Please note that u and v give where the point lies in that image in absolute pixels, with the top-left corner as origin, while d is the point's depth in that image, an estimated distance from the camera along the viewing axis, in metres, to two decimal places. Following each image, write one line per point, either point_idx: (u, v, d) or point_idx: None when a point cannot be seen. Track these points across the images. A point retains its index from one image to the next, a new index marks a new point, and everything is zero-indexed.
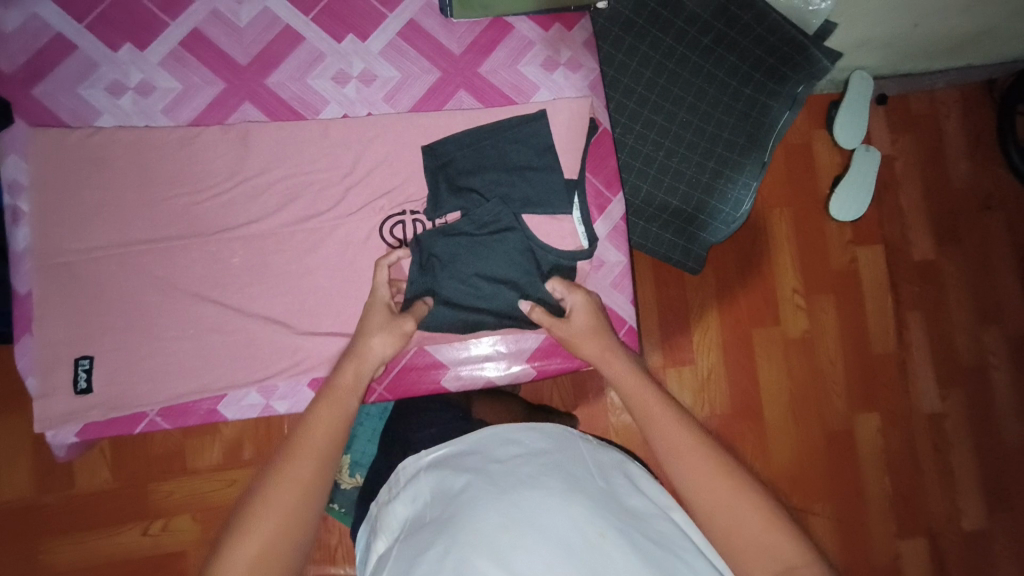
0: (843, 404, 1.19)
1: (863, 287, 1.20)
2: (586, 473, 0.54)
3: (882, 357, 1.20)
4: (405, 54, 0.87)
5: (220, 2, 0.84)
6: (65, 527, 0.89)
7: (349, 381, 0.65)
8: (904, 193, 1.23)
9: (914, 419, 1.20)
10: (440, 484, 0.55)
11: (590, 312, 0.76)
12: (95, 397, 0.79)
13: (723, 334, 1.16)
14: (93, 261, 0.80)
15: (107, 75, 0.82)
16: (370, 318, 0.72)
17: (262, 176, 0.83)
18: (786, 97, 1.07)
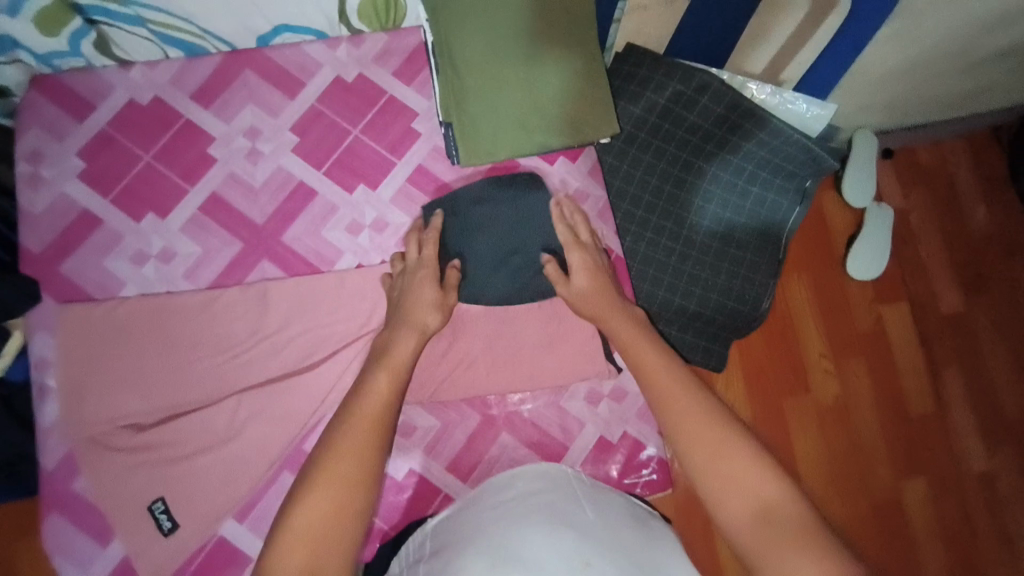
0: (889, 471, 1.12)
1: (893, 346, 1.16)
2: (573, 504, 0.70)
3: (923, 418, 1.14)
4: (416, 198, 0.90)
5: (237, 165, 0.88)
6: None
7: (406, 342, 0.74)
8: (922, 246, 1.21)
9: (963, 481, 1.14)
10: (443, 539, 0.70)
11: (589, 270, 0.83)
12: (120, 570, 0.77)
13: (754, 408, 1.11)
14: (119, 431, 0.79)
15: (131, 246, 0.85)
16: (418, 289, 0.79)
17: (281, 333, 0.83)
18: (795, 192, 1.08)
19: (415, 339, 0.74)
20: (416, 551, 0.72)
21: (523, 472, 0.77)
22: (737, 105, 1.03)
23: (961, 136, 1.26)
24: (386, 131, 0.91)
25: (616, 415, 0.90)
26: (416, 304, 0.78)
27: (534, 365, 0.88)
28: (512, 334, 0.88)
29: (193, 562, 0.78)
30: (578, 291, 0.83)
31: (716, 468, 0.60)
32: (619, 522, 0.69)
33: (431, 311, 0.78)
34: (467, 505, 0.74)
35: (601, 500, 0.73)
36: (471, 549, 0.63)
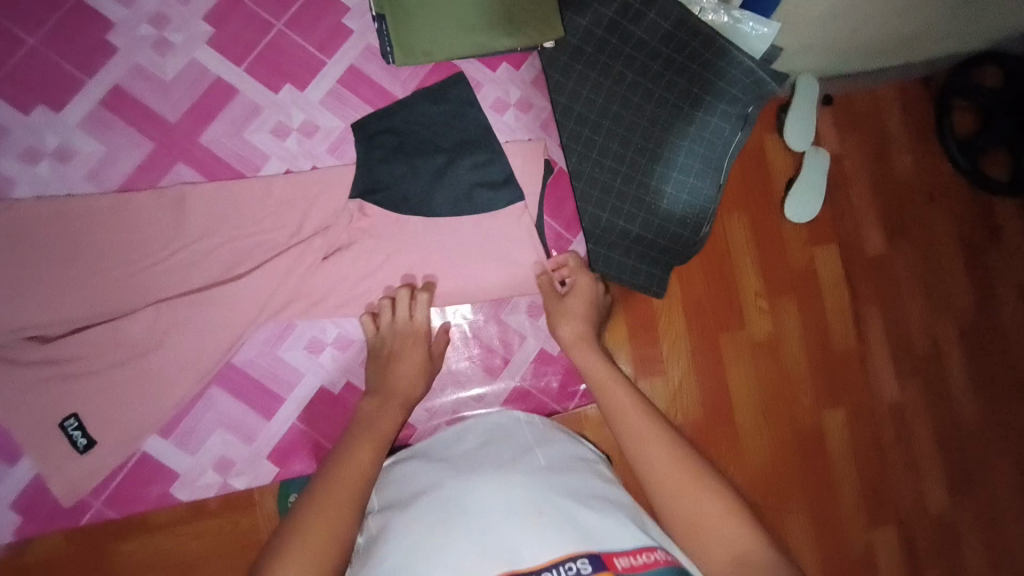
0: (811, 400, 1.20)
1: (822, 284, 1.22)
2: (524, 451, 0.71)
3: (844, 351, 1.22)
4: (348, 102, 0.84)
5: (142, 57, 0.79)
6: None
7: (391, 413, 0.72)
8: (854, 190, 1.25)
9: (877, 407, 1.23)
10: (391, 495, 0.68)
11: (587, 306, 0.83)
12: (31, 488, 0.74)
13: (692, 339, 1.15)
14: (17, 343, 0.72)
15: (20, 142, 0.76)
16: (405, 358, 0.78)
17: (203, 241, 0.77)
18: (738, 117, 1.07)
19: (399, 410, 0.73)
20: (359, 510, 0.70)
21: (474, 425, 0.77)
22: (684, 21, 1.02)
23: (897, 83, 1.28)
24: (315, 26, 0.83)
25: None
26: (402, 374, 0.76)
27: (477, 281, 0.85)
28: (452, 245, 0.83)
29: (115, 477, 0.76)
30: (565, 321, 0.82)
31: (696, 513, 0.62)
32: (570, 464, 0.70)
33: (416, 380, 0.77)
34: (413, 459, 0.74)
35: (553, 442, 0.74)
36: (426, 498, 0.64)
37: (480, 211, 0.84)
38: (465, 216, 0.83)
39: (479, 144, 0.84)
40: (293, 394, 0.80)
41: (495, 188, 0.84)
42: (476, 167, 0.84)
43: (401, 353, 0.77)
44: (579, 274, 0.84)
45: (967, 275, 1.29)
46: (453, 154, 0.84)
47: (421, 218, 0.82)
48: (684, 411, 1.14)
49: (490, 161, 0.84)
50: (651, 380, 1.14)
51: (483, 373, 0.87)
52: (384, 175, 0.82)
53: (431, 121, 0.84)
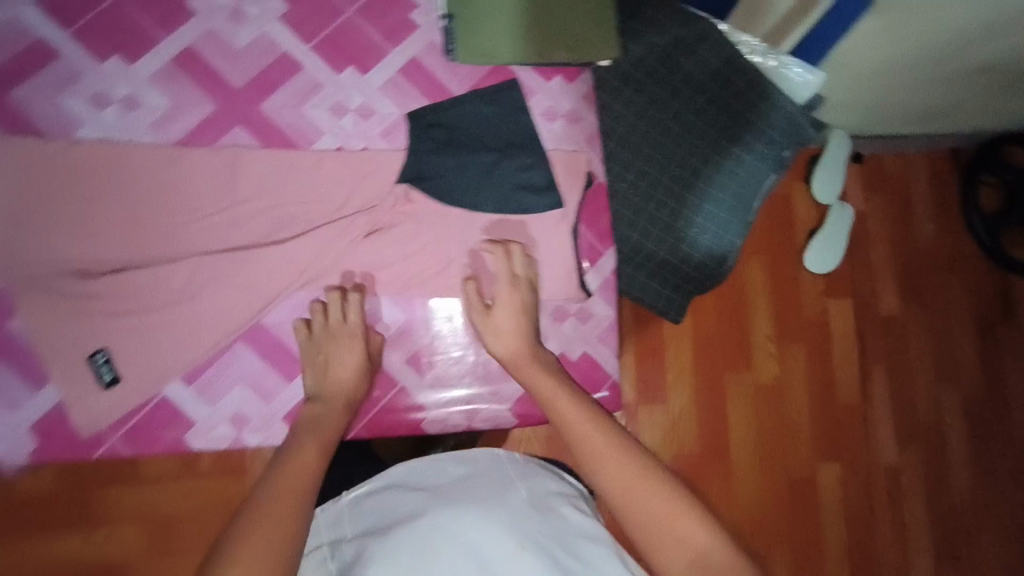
0: (808, 452, 1.20)
1: (832, 337, 1.23)
2: (505, 486, 0.70)
3: (846, 407, 1.22)
4: (405, 90, 0.87)
5: (216, 23, 0.82)
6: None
7: (335, 415, 0.74)
8: (874, 249, 1.27)
9: (873, 468, 1.23)
10: (369, 521, 0.69)
11: (515, 318, 0.80)
12: (51, 415, 0.75)
13: (696, 375, 1.16)
14: (61, 277, 0.75)
15: (91, 86, 0.79)
16: (343, 361, 0.77)
17: (249, 203, 0.80)
18: (773, 159, 1.08)
19: (342, 410, 0.75)
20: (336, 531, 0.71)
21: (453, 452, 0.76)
22: (732, 60, 1.05)
23: (925, 151, 1.31)
24: (383, 14, 0.87)
25: (581, 335, 0.88)
26: (337, 377, 0.77)
27: (510, 278, 0.86)
28: (487, 241, 0.85)
29: (134, 416, 0.77)
30: (497, 335, 0.80)
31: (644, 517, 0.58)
32: (547, 503, 0.69)
33: (356, 381, 0.77)
34: (392, 485, 0.73)
35: (534, 478, 0.73)
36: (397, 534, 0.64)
37: (520, 212, 0.86)
38: (505, 214, 0.86)
39: (526, 147, 0.87)
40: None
41: (537, 191, 0.86)
42: (521, 169, 0.86)
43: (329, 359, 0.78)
44: (501, 283, 0.82)
45: (976, 348, 1.29)
46: (501, 154, 0.86)
47: (463, 212, 0.85)
48: (682, 444, 1.14)
49: (534, 166, 0.87)
50: (652, 409, 1.14)
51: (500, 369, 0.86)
52: (431, 167, 0.85)
53: (483, 120, 0.87)
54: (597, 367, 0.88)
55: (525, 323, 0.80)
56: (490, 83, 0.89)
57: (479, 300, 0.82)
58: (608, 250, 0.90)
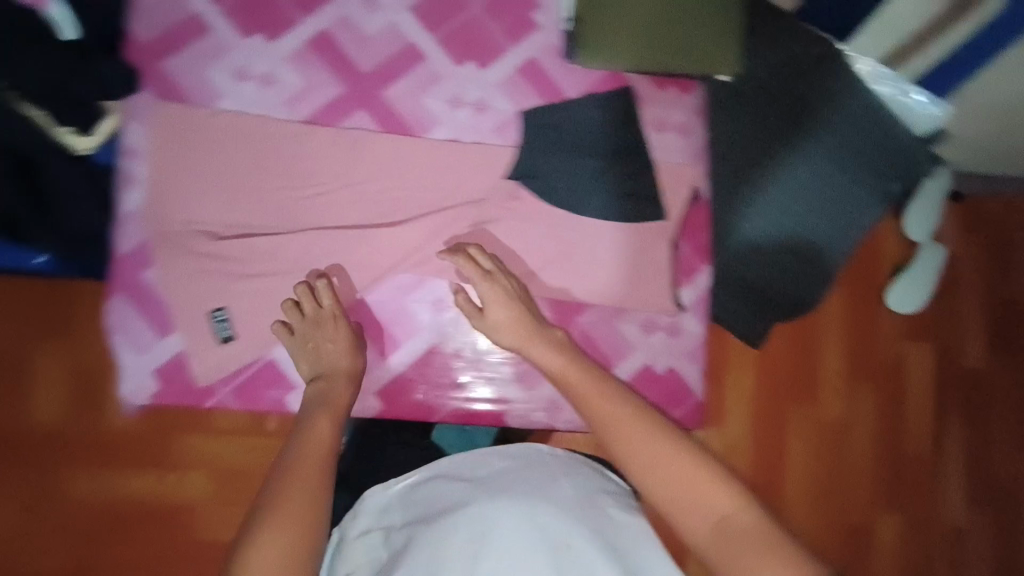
0: (868, 502, 1.14)
1: (907, 385, 1.16)
2: (549, 481, 0.70)
3: (915, 461, 1.16)
4: (521, 88, 0.88)
5: (351, 10, 0.86)
6: (76, 460, 0.90)
7: (343, 388, 0.77)
8: (962, 296, 1.19)
9: (936, 528, 1.15)
10: (419, 510, 0.69)
11: (511, 313, 0.79)
12: (173, 362, 0.83)
13: (758, 405, 1.12)
14: (195, 238, 0.82)
15: (235, 61, 0.84)
16: (332, 338, 0.79)
17: (364, 184, 0.84)
18: (880, 192, 1.02)
19: (347, 383, 0.78)
20: (382, 512, 0.71)
21: (495, 447, 0.75)
22: (850, 84, 1.00)
23: None
24: (506, 12, 0.89)
25: (667, 348, 0.88)
26: (332, 355, 0.79)
27: (604, 283, 0.86)
28: (585, 245, 0.86)
29: (243, 373, 0.84)
30: (497, 332, 0.80)
31: (663, 482, 0.63)
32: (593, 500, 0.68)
33: (353, 355, 0.79)
34: (442, 474, 0.73)
35: (579, 474, 0.72)
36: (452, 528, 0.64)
37: (620, 221, 0.86)
38: (608, 219, 0.86)
39: (633, 154, 0.87)
40: (409, 343, 0.86)
41: (639, 202, 0.86)
42: (626, 178, 0.87)
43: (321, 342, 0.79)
44: (482, 284, 0.79)
45: None
46: (608, 161, 0.87)
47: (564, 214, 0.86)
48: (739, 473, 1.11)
49: (639, 175, 0.87)
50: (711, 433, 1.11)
51: None
52: (539, 168, 0.87)
53: (592, 124, 0.88)
54: (681, 383, 0.88)
55: (521, 316, 0.79)
56: (603, 89, 0.89)
57: (473, 307, 0.81)
58: (705, 266, 0.89)
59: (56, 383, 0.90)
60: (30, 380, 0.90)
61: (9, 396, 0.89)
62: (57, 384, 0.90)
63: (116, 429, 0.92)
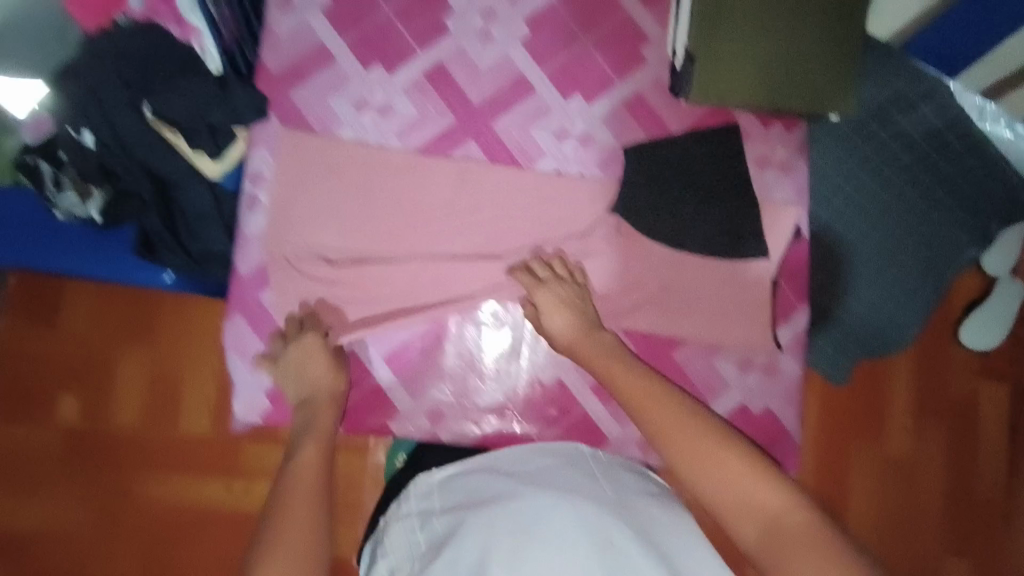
0: (936, 540, 1.15)
1: (981, 423, 1.17)
2: (584, 481, 0.77)
3: (986, 501, 1.16)
4: (627, 124, 0.90)
5: (466, 42, 0.89)
6: (151, 465, 1.07)
7: (326, 402, 0.82)
8: None
9: (1005, 570, 1.16)
10: (459, 497, 0.77)
11: (572, 323, 0.82)
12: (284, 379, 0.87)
13: (826, 439, 1.14)
14: (312, 261, 0.87)
15: (356, 91, 0.88)
16: (309, 368, 0.83)
17: (472, 214, 0.88)
18: (978, 231, 1.03)
19: (328, 407, 0.82)
20: (423, 500, 0.78)
21: (538, 446, 0.84)
22: (957, 122, 0.99)
23: None
24: (615, 47, 0.90)
25: (763, 387, 0.88)
26: (312, 382, 0.83)
27: (702, 321, 0.88)
28: (684, 283, 0.88)
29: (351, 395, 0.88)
30: (554, 336, 0.83)
31: (716, 476, 0.67)
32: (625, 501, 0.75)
33: (329, 376, 0.83)
34: (479, 469, 0.80)
35: (610, 477, 0.79)
36: (497, 511, 0.71)
37: (721, 260, 0.87)
38: (708, 258, 0.87)
39: (736, 192, 0.88)
40: (509, 369, 0.90)
41: (741, 241, 0.87)
42: (729, 217, 0.87)
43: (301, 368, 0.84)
44: (537, 290, 0.83)
45: None
46: (711, 201, 0.87)
47: (664, 251, 0.88)
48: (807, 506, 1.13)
49: (743, 214, 0.87)
50: None
51: None
52: (642, 204, 0.88)
53: (695, 162, 0.88)
54: (775, 423, 0.88)
55: (574, 312, 0.82)
56: (710, 125, 0.89)
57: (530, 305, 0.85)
58: (804, 306, 0.89)
59: (133, 387, 1.08)
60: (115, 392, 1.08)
61: (97, 402, 1.08)
62: (133, 388, 1.08)
63: (188, 437, 1.08)
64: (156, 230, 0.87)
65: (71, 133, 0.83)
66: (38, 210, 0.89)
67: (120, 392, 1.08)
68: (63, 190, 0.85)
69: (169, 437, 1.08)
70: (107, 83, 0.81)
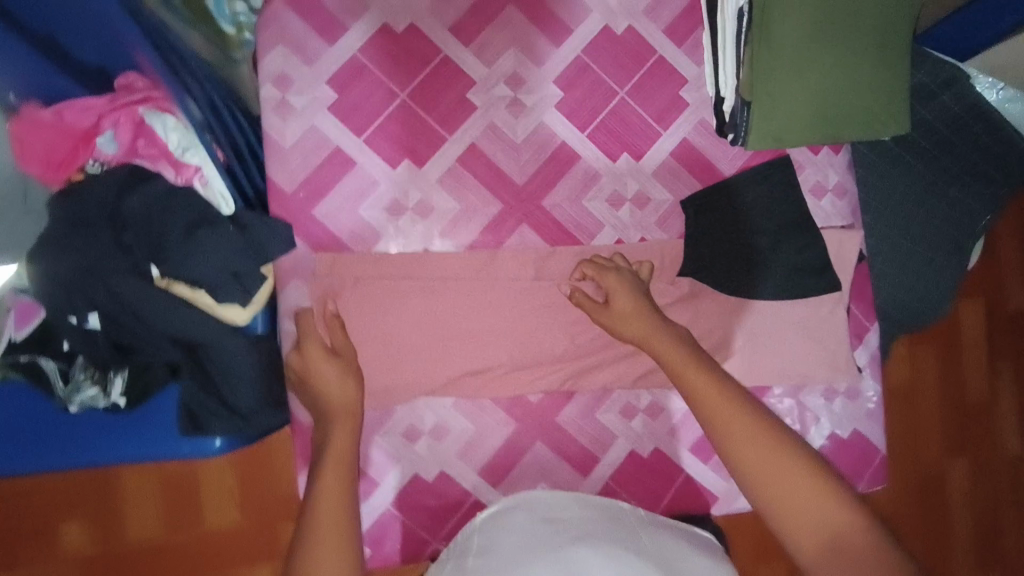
0: (939, 448, 1.22)
1: (960, 336, 1.25)
2: (629, 534, 0.67)
3: (974, 403, 1.24)
4: (680, 176, 0.85)
5: (497, 116, 0.81)
6: (193, 566, 1.01)
7: (348, 386, 0.71)
8: (1002, 252, 1.27)
9: (998, 460, 1.26)
10: (495, 537, 0.68)
11: (637, 305, 0.75)
12: (379, 520, 0.81)
13: None
14: (378, 393, 0.79)
15: (387, 194, 0.79)
16: (320, 373, 0.71)
17: (543, 302, 0.81)
18: (992, 198, 0.98)
19: (352, 394, 0.71)
20: (462, 542, 0.71)
21: (576, 496, 0.75)
22: (977, 108, 0.97)
23: None
24: (655, 95, 0.84)
25: (849, 411, 0.89)
26: (329, 387, 0.71)
27: (787, 360, 0.86)
28: (763, 326, 0.86)
29: (451, 517, 0.82)
30: (618, 324, 0.76)
31: (783, 490, 0.61)
32: (676, 553, 0.66)
33: (347, 377, 0.71)
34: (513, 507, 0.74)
35: (655, 534, 0.69)
36: (531, 556, 0.62)
37: (798, 297, 0.85)
38: (784, 297, 0.85)
39: (799, 230, 0.85)
40: (607, 454, 0.85)
41: (812, 275, 0.85)
42: (795, 253, 0.85)
43: (305, 362, 0.72)
44: (605, 274, 0.77)
45: None
46: (776, 238, 0.84)
47: (741, 298, 0.84)
48: None
49: (810, 247, 0.85)
50: None
51: None
52: (709, 255, 0.84)
53: (756, 205, 0.84)
54: (866, 442, 0.89)
55: (644, 300, 0.75)
56: (762, 162, 0.86)
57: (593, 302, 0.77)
58: (873, 324, 0.90)
59: (142, 491, 1.00)
60: (127, 505, 1.00)
61: (105, 522, 1.00)
62: (142, 492, 1.00)
63: (212, 532, 1.01)
64: (194, 400, 0.75)
65: (73, 321, 0.69)
66: (44, 403, 0.75)
67: (130, 502, 1.00)
68: (76, 384, 0.72)
69: (195, 535, 1.01)
70: (104, 257, 0.67)
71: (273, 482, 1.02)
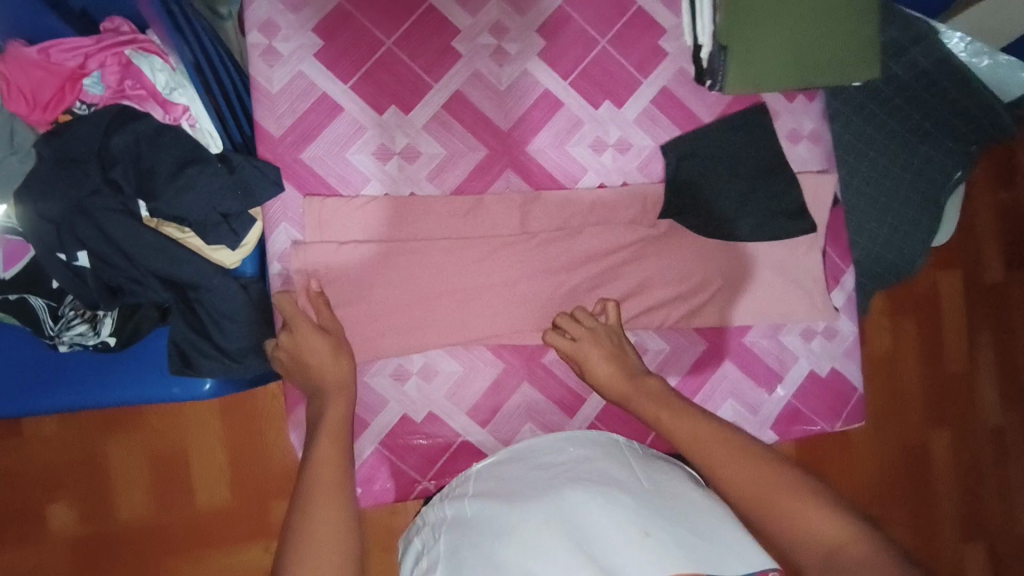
0: (920, 419, 1.26)
1: (942, 309, 1.27)
2: (627, 473, 0.67)
3: (954, 375, 1.27)
4: (660, 122, 0.87)
5: (481, 64, 0.82)
6: (187, 544, 1.01)
7: (339, 360, 0.73)
8: (976, 216, 1.29)
9: (978, 431, 1.29)
10: (489, 486, 0.70)
11: (610, 363, 0.78)
12: (372, 459, 0.83)
13: None
14: (366, 334, 0.80)
15: (374, 140, 0.81)
16: (313, 352, 0.73)
17: (528, 247, 0.83)
18: (961, 155, 0.97)
19: (339, 362, 0.73)
20: (459, 488, 0.74)
21: (571, 436, 0.74)
22: (945, 62, 0.96)
23: None
24: (636, 45, 0.86)
25: (827, 351, 0.92)
26: (321, 363, 0.72)
27: (765, 301, 0.89)
28: (742, 267, 0.88)
29: (441, 457, 0.84)
30: (602, 388, 0.79)
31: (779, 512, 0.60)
32: (668, 482, 0.67)
33: (338, 354, 0.73)
34: (511, 458, 0.73)
35: (657, 469, 0.69)
36: (527, 506, 0.63)
37: (775, 237, 0.87)
38: (760, 237, 0.87)
39: (776, 173, 0.87)
40: (593, 395, 0.87)
41: (788, 217, 0.87)
42: (770, 194, 0.87)
43: (298, 343, 0.73)
44: (579, 347, 0.79)
45: None
46: (755, 180, 0.86)
47: (720, 241, 0.87)
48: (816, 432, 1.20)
49: (785, 191, 0.88)
50: None
51: (764, 392, 0.90)
52: (690, 200, 0.85)
53: (734, 147, 0.87)
54: (843, 381, 0.92)
55: (622, 365, 0.78)
56: (738, 109, 0.89)
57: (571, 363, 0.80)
58: (848, 267, 0.94)
59: (130, 465, 1.00)
60: (115, 477, 1.00)
61: (93, 498, 1.00)
62: (130, 467, 1.00)
63: (204, 514, 1.02)
64: (184, 338, 0.76)
65: (61, 258, 0.69)
66: (35, 348, 0.75)
67: (117, 470, 1.00)
68: (67, 322, 0.73)
69: (184, 517, 1.01)
70: (94, 192, 0.69)
71: (263, 457, 1.02)
